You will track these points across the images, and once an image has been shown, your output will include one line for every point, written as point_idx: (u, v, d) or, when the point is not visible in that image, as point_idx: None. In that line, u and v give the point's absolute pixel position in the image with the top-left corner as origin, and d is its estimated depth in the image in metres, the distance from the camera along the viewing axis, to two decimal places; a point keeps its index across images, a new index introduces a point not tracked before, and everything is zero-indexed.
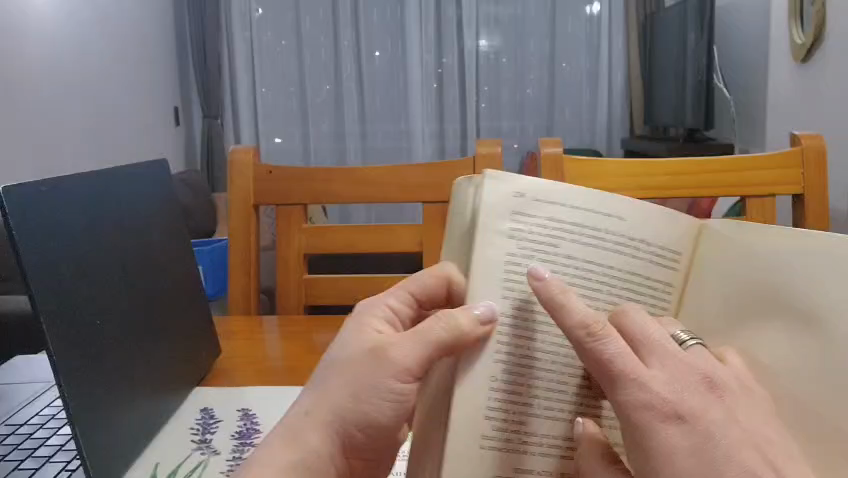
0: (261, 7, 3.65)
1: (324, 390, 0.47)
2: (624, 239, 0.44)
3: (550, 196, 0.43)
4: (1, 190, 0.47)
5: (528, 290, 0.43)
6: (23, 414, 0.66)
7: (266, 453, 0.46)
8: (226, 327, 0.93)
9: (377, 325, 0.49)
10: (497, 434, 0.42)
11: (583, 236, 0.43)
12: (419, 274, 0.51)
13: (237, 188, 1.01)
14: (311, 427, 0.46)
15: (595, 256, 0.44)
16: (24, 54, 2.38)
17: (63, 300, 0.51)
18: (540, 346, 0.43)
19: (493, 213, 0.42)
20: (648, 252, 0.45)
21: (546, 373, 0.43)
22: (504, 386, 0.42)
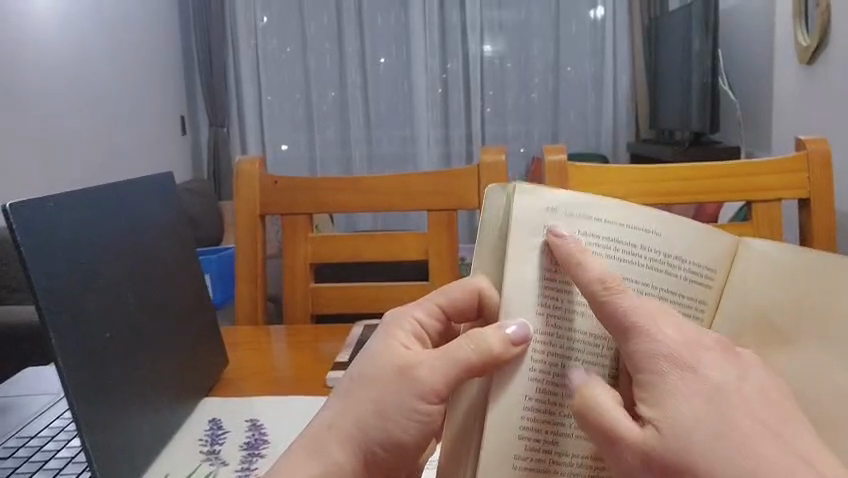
0: (265, 15, 3.68)
1: (347, 403, 0.47)
2: (661, 255, 0.43)
3: (584, 211, 0.42)
4: (10, 207, 0.48)
5: (559, 307, 0.42)
6: (33, 426, 0.66)
7: (290, 463, 0.47)
8: (234, 338, 0.94)
9: (402, 339, 0.48)
10: (528, 455, 0.41)
11: (618, 252, 0.42)
12: (447, 289, 0.49)
13: (243, 199, 1.01)
14: (334, 441, 0.47)
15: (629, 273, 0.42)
16: (31, 65, 2.40)
17: (71, 313, 0.52)
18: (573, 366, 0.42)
19: (522, 228, 0.41)
20: (684, 268, 0.44)
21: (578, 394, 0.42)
22: (536, 407, 0.41)
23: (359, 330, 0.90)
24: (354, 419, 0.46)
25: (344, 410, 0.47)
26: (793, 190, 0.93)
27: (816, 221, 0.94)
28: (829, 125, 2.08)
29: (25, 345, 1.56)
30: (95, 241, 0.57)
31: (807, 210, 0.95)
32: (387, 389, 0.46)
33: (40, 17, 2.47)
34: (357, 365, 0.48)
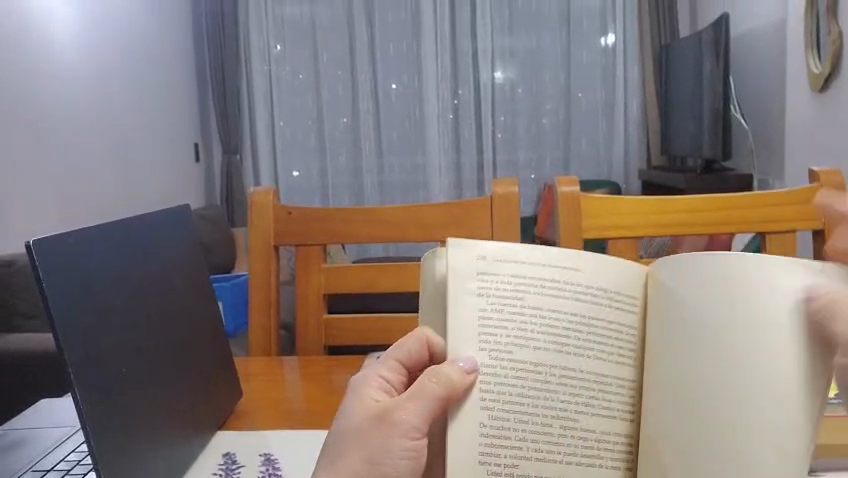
0: (279, 43, 3.74)
1: (339, 462, 0.47)
2: (588, 290, 0.46)
3: (510, 256, 0.46)
4: (32, 242, 0.49)
5: (505, 340, 0.45)
6: (49, 460, 0.66)
7: None
8: (246, 369, 0.94)
9: (372, 393, 0.50)
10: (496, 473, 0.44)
11: (547, 290, 0.46)
12: (404, 342, 0.52)
13: (257, 229, 1.02)
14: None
15: (563, 308, 0.46)
16: (50, 93, 2.45)
17: (88, 346, 0.52)
18: (522, 395, 0.44)
19: (460, 275, 0.45)
20: (614, 301, 0.47)
21: (533, 420, 0.44)
22: (494, 432, 0.44)
23: None
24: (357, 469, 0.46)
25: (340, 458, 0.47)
26: (806, 221, 0.93)
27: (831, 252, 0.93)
28: (842, 151, 2.07)
29: (38, 374, 1.58)
30: (113, 274, 0.58)
31: (821, 241, 0.94)
32: (384, 434, 0.47)
33: (60, 44, 2.52)
34: (334, 425, 0.49)
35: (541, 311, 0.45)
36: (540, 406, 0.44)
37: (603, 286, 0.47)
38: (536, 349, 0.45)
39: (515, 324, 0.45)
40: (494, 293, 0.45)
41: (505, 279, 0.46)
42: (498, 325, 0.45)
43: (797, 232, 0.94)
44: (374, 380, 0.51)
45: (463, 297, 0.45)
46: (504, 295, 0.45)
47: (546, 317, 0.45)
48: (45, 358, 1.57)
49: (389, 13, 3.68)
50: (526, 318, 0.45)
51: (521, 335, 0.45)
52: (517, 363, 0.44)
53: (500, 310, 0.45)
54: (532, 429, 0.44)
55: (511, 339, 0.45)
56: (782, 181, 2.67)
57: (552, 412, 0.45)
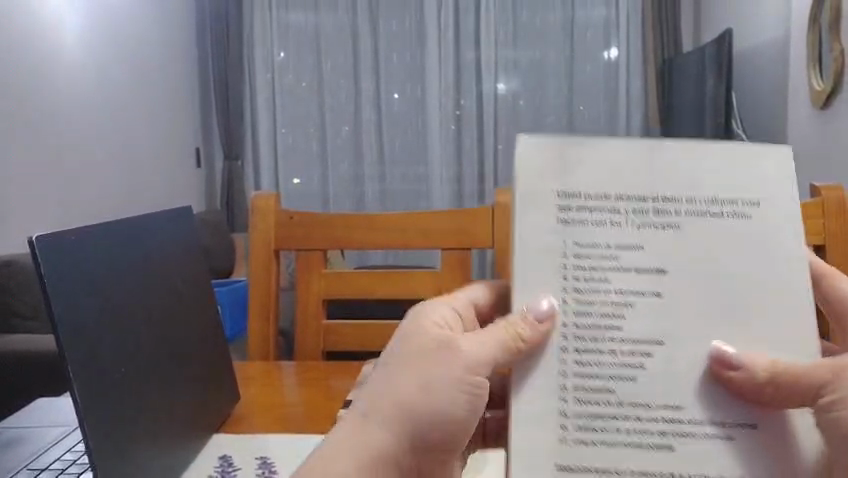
0: (283, 51, 3.75)
1: (391, 386, 0.44)
2: (700, 196, 0.43)
3: (597, 172, 0.42)
4: (35, 240, 0.49)
5: (586, 268, 0.42)
6: (44, 459, 0.66)
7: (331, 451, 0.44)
8: (245, 374, 0.93)
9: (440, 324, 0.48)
10: (581, 428, 0.41)
11: (652, 197, 0.42)
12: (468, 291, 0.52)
13: (257, 233, 1.02)
14: (375, 424, 0.44)
15: (669, 220, 0.43)
16: (54, 96, 2.45)
17: (88, 346, 0.52)
18: (613, 332, 0.42)
19: (532, 201, 0.42)
20: (735, 209, 0.43)
21: (627, 362, 0.42)
22: (578, 380, 0.42)
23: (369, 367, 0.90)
24: (399, 399, 0.44)
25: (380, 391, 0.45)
26: (809, 237, 0.92)
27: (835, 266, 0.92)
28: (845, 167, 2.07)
29: (34, 374, 1.57)
30: (115, 275, 0.58)
31: (823, 256, 0.93)
32: (436, 363, 0.45)
33: (65, 50, 2.54)
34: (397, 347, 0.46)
35: (643, 224, 0.42)
36: (635, 342, 0.42)
37: (718, 188, 0.42)
38: (634, 271, 0.42)
39: (609, 243, 0.43)
40: (580, 208, 0.42)
41: (596, 189, 0.42)
42: (589, 246, 0.42)
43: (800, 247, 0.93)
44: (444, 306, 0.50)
45: (541, 214, 0.42)
46: (595, 207, 0.42)
47: (651, 231, 0.42)
48: (41, 358, 1.57)
49: (394, 23, 3.69)
50: (621, 234, 0.42)
51: (615, 259, 0.42)
52: (606, 292, 0.42)
53: (586, 231, 0.42)
54: (623, 376, 0.42)
55: (601, 263, 0.42)
56: None
57: (652, 353, 0.42)
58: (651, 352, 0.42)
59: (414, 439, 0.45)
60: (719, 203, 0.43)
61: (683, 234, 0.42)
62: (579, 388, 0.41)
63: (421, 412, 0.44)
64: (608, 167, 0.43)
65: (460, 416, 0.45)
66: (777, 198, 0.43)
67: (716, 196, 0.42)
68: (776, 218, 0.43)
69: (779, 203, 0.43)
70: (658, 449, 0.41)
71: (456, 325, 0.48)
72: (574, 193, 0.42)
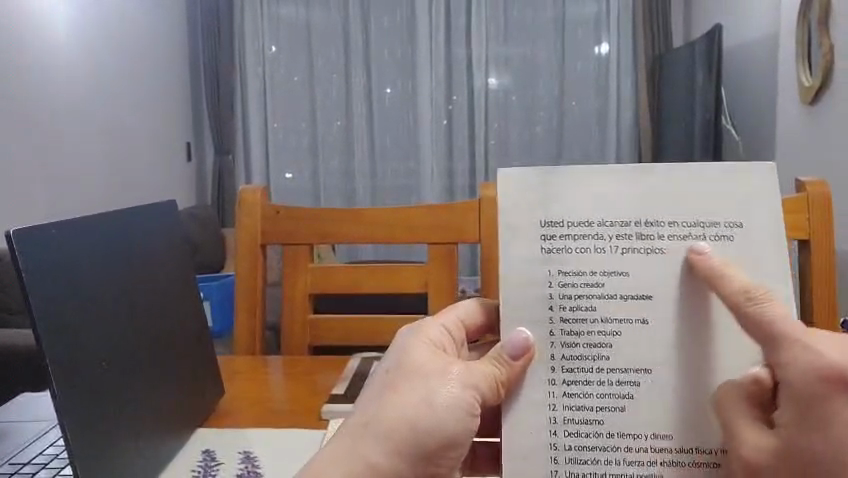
0: (274, 45, 3.74)
1: (390, 398, 0.45)
2: (682, 218, 0.45)
3: (577, 202, 0.46)
4: (15, 234, 0.48)
5: (573, 298, 0.46)
6: (25, 454, 0.66)
7: (330, 458, 0.44)
8: (230, 368, 0.93)
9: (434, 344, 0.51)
10: (569, 450, 0.46)
11: (637, 220, 0.45)
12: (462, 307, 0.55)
13: (244, 227, 1.02)
14: (372, 440, 0.44)
15: (651, 245, 0.45)
16: (44, 89, 2.44)
17: (67, 344, 0.51)
18: (599, 362, 0.46)
19: (514, 234, 0.46)
20: (719, 231, 0.45)
21: (612, 393, 0.45)
22: (567, 405, 0.46)
23: (355, 363, 0.90)
24: (404, 418, 0.44)
25: (379, 408, 0.45)
26: (794, 232, 0.92)
27: (818, 261, 0.92)
28: (832, 163, 2.08)
29: (23, 370, 1.57)
30: (96, 269, 0.58)
31: (808, 251, 0.94)
32: (434, 382, 0.46)
33: (53, 43, 2.52)
34: (392, 362, 0.49)
35: (627, 249, 0.45)
36: (622, 373, 0.45)
37: (700, 212, 0.45)
38: (619, 299, 0.45)
39: (594, 270, 0.46)
40: (563, 236, 0.46)
41: (577, 217, 0.46)
42: (574, 275, 0.46)
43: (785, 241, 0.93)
44: (434, 324, 0.53)
45: (525, 246, 0.46)
46: (579, 235, 0.46)
47: (634, 256, 0.45)
48: (29, 354, 1.57)
49: (385, 19, 3.69)
50: (606, 261, 0.46)
51: (600, 287, 0.46)
52: (594, 320, 0.46)
53: (571, 260, 0.46)
54: (610, 405, 0.45)
55: (587, 291, 0.46)
56: None
57: (640, 381, 0.45)
58: (637, 381, 0.45)
59: (416, 456, 0.45)
60: (702, 226, 0.45)
61: (663, 259, 0.45)
62: (568, 420, 0.46)
63: (423, 429, 0.45)
64: (588, 197, 0.46)
65: (454, 435, 0.46)
66: (762, 218, 0.44)
67: (699, 216, 0.45)
68: (762, 236, 0.44)
69: (763, 222, 0.44)
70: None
71: (446, 346, 0.52)
72: (559, 223, 0.46)
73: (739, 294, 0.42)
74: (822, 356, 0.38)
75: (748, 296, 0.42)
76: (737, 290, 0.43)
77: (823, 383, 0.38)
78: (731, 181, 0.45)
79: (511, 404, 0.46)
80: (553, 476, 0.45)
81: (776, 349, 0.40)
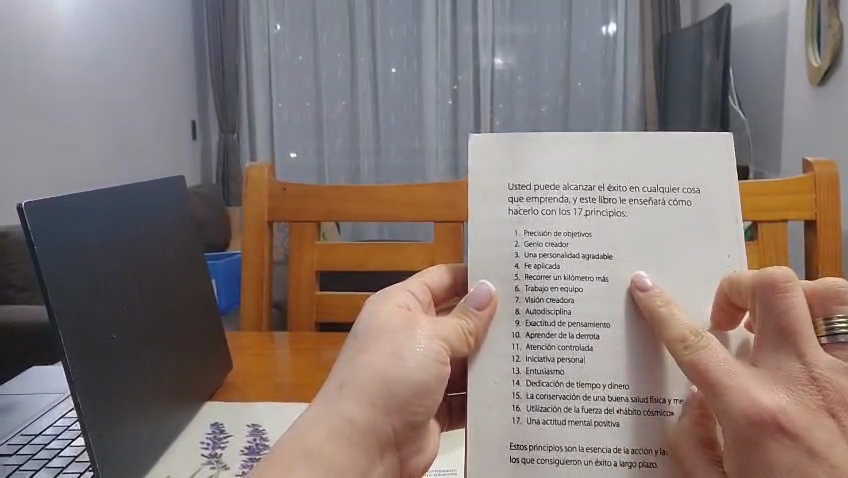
0: (279, 23, 3.71)
1: (361, 363, 0.48)
2: (643, 185, 0.47)
3: (546, 168, 0.47)
4: (24, 205, 0.49)
5: (538, 256, 0.47)
6: (37, 425, 0.67)
7: (307, 424, 0.47)
8: (237, 343, 0.94)
9: (406, 307, 0.53)
10: (531, 402, 0.46)
11: (597, 186, 0.47)
12: (432, 274, 0.57)
13: (251, 204, 1.02)
14: (350, 396, 0.47)
15: (615, 208, 0.47)
16: (48, 70, 2.44)
17: (76, 315, 0.52)
18: (562, 315, 0.47)
19: (486, 195, 0.48)
20: (675, 197, 0.47)
21: (573, 345, 0.47)
22: (527, 358, 0.47)
23: None
24: (375, 372, 0.47)
25: (352, 370, 0.48)
26: (799, 212, 0.92)
27: (824, 242, 0.92)
28: (838, 143, 2.09)
29: (28, 349, 1.59)
30: (107, 244, 0.58)
31: (814, 231, 0.93)
32: (402, 338, 0.49)
33: (57, 25, 2.50)
34: (363, 328, 0.50)
35: (590, 212, 0.47)
36: (581, 326, 0.47)
37: (658, 179, 0.47)
38: (580, 258, 0.47)
39: (558, 232, 0.47)
40: (529, 199, 0.47)
41: (543, 179, 0.47)
42: (539, 235, 0.47)
43: (789, 221, 0.93)
44: (403, 291, 0.54)
45: (494, 209, 0.48)
46: (545, 197, 0.47)
47: (598, 219, 0.47)
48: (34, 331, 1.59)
49: None
50: (569, 223, 0.47)
51: (563, 246, 0.47)
52: (556, 278, 0.47)
53: (536, 220, 0.47)
54: (571, 358, 0.46)
55: (551, 251, 0.47)
56: (777, 175, 2.69)
57: (598, 335, 0.47)
58: (596, 333, 0.47)
59: (391, 405, 0.47)
60: (661, 191, 0.47)
61: (626, 221, 0.47)
62: (530, 370, 0.47)
63: (394, 381, 0.47)
64: (556, 162, 0.47)
65: (424, 382, 0.48)
66: (717, 190, 0.47)
67: (658, 183, 0.47)
68: (715, 205, 0.47)
69: (716, 191, 0.47)
70: (602, 424, 0.46)
71: (413, 306, 0.53)
72: (527, 187, 0.47)
73: (677, 342, 0.43)
74: (753, 399, 0.39)
75: (686, 345, 0.43)
76: (676, 338, 0.44)
77: (754, 425, 0.39)
78: (688, 146, 0.48)
79: (479, 358, 0.47)
80: (516, 423, 0.46)
81: (712, 395, 0.41)
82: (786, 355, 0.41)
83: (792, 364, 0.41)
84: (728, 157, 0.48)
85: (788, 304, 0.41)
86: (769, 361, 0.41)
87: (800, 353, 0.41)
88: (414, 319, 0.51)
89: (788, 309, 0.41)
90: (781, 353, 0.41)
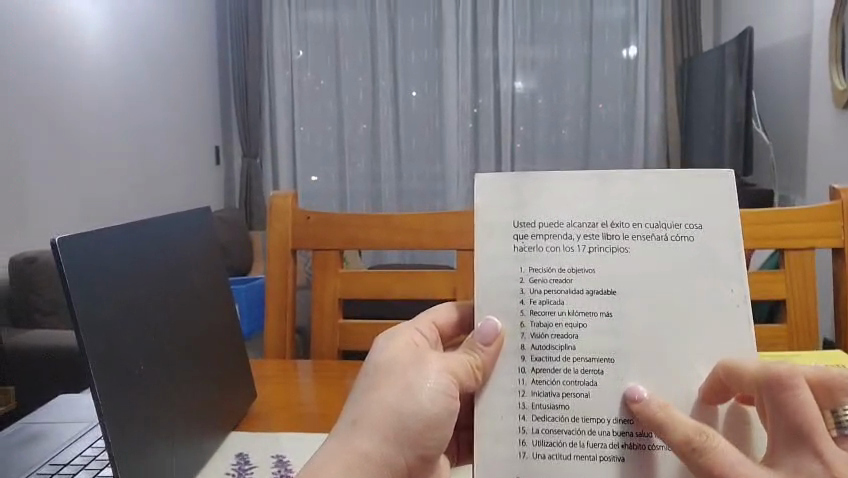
0: (301, 49, 3.77)
1: (374, 398, 0.48)
2: (644, 221, 0.47)
3: (550, 207, 0.48)
4: (58, 239, 0.49)
5: (545, 293, 0.48)
6: (64, 455, 0.67)
7: (321, 458, 0.46)
8: (262, 372, 0.95)
9: (415, 341, 0.53)
10: (537, 439, 0.46)
11: (602, 222, 0.47)
12: (442, 309, 0.58)
13: (275, 232, 1.03)
14: (365, 429, 0.47)
15: (617, 245, 0.47)
16: (77, 97, 2.49)
17: (105, 343, 0.52)
18: (565, 351, 0.47)
19: (493, 233, 0.48)
20: (677, 233, 0.47)
21: (578, 379, 0.46)
22: (532, 393, 0.47)
23: None
24: (388, 405, 0.47)
25: (364, 405, 0.48)
26: (829, 239, 0.91)
27: None
28: None
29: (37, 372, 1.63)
30: (134, 273, 0.59)
31: (842, 259, 0.92)
32: (412, 372, 0.49)
33: (85, 52, 2.56)
34: (374, 363, 0.51)
35: (593, 249, 0.47)
36: (586, 361, 0.46)
37: (660, 215, 0.47)
38: (585, 293, 0.47)
39: (561, 267, 0.47)
40: (534, 235, 0.48)
41: (547, 217, 0.48)
42: (544, 271, 0.48)
43: (818, 249, 0.92)
44: (410, 329, 0.55)
45: (498, 245, 0.48)
46: (550, 235, 0.48)
47: (601, 256, 0.47)
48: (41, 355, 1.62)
49: (411, 21, 3.69)
50: (573, 258, 0.47)
51: (568, 282, 0.47)
52: (561, 313, 0.47)
53: (542, 256, 0.48)
54: (574, 392, 0.46)
55: (556, 286, 0.47)
56: (803, 197, 2.66)
57: (603, 370, 0.46)
58: (600, 369, 0.46)
59: (405, 437, 0.47)
60: (664, 227, 0.47)
61: (628, 257, 0.47)
62: (536, 404, 0.46)
63: (408, 412, 0.47)
64: (562, 200, 0.48)
65: (435, 415, 0.48)
66: (719, 228, 0.47)
67: (660, 220, 0.47)
68: (716, 243, 0.47)
69: (718, 226, 0.47)
70: (607, 458, 0.45)
71: (422, 342, 0.53)
72: (531, 223, 0.48)
73: (683, 446, 0.42)
74: None
75: (693, 450, 0.42)
76: (681, 441, 0.42)
77: None
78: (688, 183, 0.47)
79: (486, 390, 0.47)
80: (522, 457, 0.46)
81: None
82: (805, 453, 0.41)
83: (811, 464, 0.40)
84: (728, 195, 0.47)
85: (797, 401, 0.42)
86: (788, 463, 0.41)
87: (816, 450, 0.41)
88: (423, 355, 0.51)
89: (789, 408, 0.42)
90: (798, 455, 0.41)
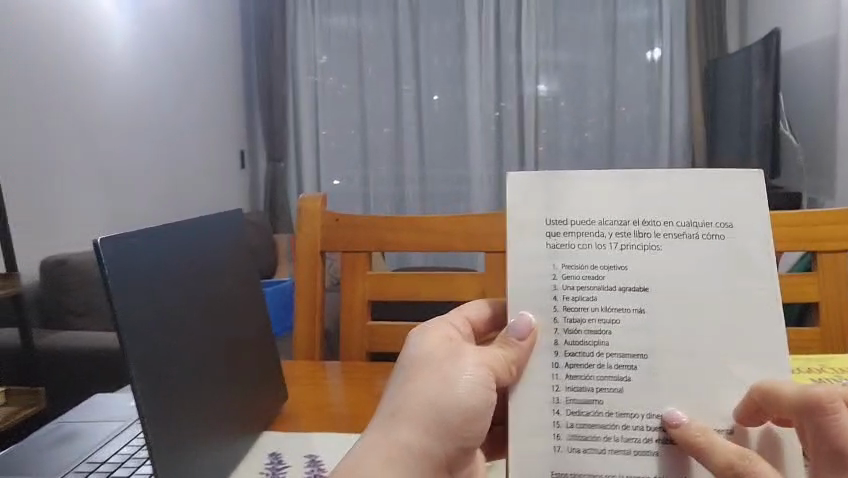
0: (324, 55, 3.80)
1: (411, 392, 0.48)
2: (677, 218, 0.47)
3: (582, 204, 0.48)
4: (99, 241, 0.51)
5: (579, 290, 0.48)
6: (102, 453, 0.68)
7: (361, 451, 0.47)
8: (292, 373, 0.96)
9: (449, 335, 0.53)
10: (571, 432, 0.47)
11: (633, 221, 0.47)
12: (474, 304, 0.58)
13: (304, 235, 1.04)
14: (403, 423, 0.47)
15: (650, 243, 0.47)
16: (105, 103, 2.53)
17: (142, 342, 0.54)
18: (600, 346, 0.47)
19: (526, 230, 0.48)
20: (710, 231, 0.47)
21: (611, 375, 0.47)
22: (566, 389, 0.47)
23: None
24: (424, 398, 0.48)
25: (401, 399, 0.48)
26: None
27: None
28: None
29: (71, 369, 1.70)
30: (168, 279, 0.60)
31: None
32: (448, 366, 0.50)
33: (113, 59, 2.60)
34: (409, 357, 0.51)
35: (626, 246, 0.47)
36: (619, 357, 0.47)
37: (693, 211, 0.47)
38: (617, 290, 0.47)
39: (594, 264, 0.48)
40: (566, 233, 0.48)
41: (579, 215, 0.48)
42: (577, 268, 0.48)
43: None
44: (443, 323, 0.55)
45: (531, 242, 0.48)
46: (583, 232, 0.48)
47: (634, 253, 0.47)
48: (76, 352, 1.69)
49: (435, 25, 3.70)
50: (606, 255, 0.47)
51: (600, 279, 0.47)
52: (594, 310, 0.47)
53: (574, 253, 0.48)
54: (608, 387, 0.46)
55: (589, 283, 0.48)
56: (832, 199, 2.62)
57: (636, 366, 0.46)
58: (634, 365, 0.46)
59: (444, 429, 0.48)
60: (696, 225, 0.47)
61: (661, 255, 0.47)
62: (570, 398, 0.47)
63: (445, 406, 0.48)
64: (594, 197, 0.48)
65: (472, 408, 0.48)
66: (750, 227, 0.47)
67: (693, 218, 0.47)
68: (747, 241, 0.47)
69: (748, 226, 0.47)
70: (643, 454, 0.46)
71: (456, 336, 0.54)
72: (562, 222, 0.48)
73: (723, 468, 0.43)
74: None
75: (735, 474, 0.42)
76: (721, 464, 0.43)
77: None
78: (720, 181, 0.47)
79: (519, 387, 0.47)
80: (556, 451, 0.46)
81: None
82: None
83: None
84: (756, 193, 0.47)
85: (838, 427, 0.42)
86: None
87: None
88: (458, 349, 0.51)
89: (830, 434, 0.43)
90: None
